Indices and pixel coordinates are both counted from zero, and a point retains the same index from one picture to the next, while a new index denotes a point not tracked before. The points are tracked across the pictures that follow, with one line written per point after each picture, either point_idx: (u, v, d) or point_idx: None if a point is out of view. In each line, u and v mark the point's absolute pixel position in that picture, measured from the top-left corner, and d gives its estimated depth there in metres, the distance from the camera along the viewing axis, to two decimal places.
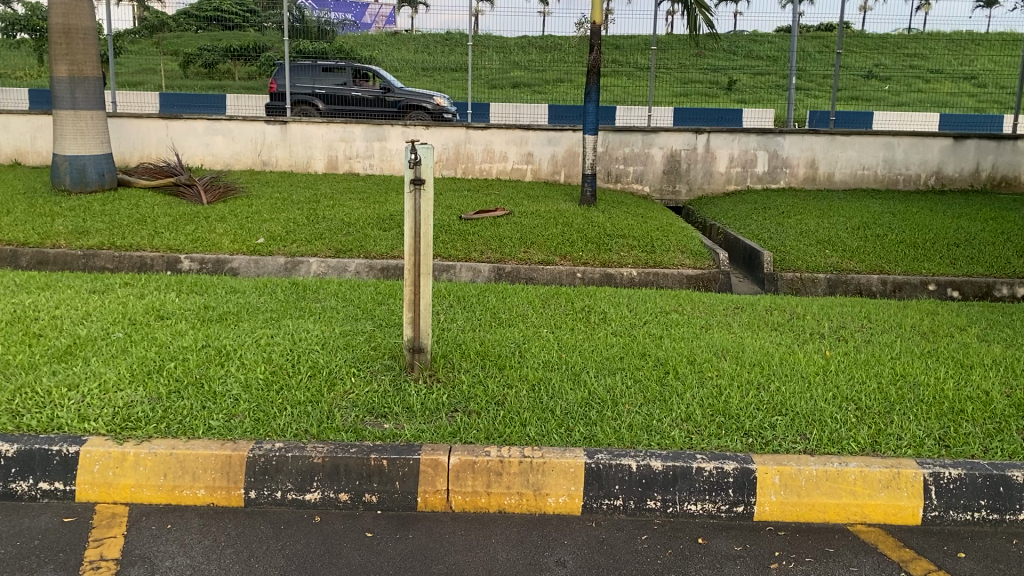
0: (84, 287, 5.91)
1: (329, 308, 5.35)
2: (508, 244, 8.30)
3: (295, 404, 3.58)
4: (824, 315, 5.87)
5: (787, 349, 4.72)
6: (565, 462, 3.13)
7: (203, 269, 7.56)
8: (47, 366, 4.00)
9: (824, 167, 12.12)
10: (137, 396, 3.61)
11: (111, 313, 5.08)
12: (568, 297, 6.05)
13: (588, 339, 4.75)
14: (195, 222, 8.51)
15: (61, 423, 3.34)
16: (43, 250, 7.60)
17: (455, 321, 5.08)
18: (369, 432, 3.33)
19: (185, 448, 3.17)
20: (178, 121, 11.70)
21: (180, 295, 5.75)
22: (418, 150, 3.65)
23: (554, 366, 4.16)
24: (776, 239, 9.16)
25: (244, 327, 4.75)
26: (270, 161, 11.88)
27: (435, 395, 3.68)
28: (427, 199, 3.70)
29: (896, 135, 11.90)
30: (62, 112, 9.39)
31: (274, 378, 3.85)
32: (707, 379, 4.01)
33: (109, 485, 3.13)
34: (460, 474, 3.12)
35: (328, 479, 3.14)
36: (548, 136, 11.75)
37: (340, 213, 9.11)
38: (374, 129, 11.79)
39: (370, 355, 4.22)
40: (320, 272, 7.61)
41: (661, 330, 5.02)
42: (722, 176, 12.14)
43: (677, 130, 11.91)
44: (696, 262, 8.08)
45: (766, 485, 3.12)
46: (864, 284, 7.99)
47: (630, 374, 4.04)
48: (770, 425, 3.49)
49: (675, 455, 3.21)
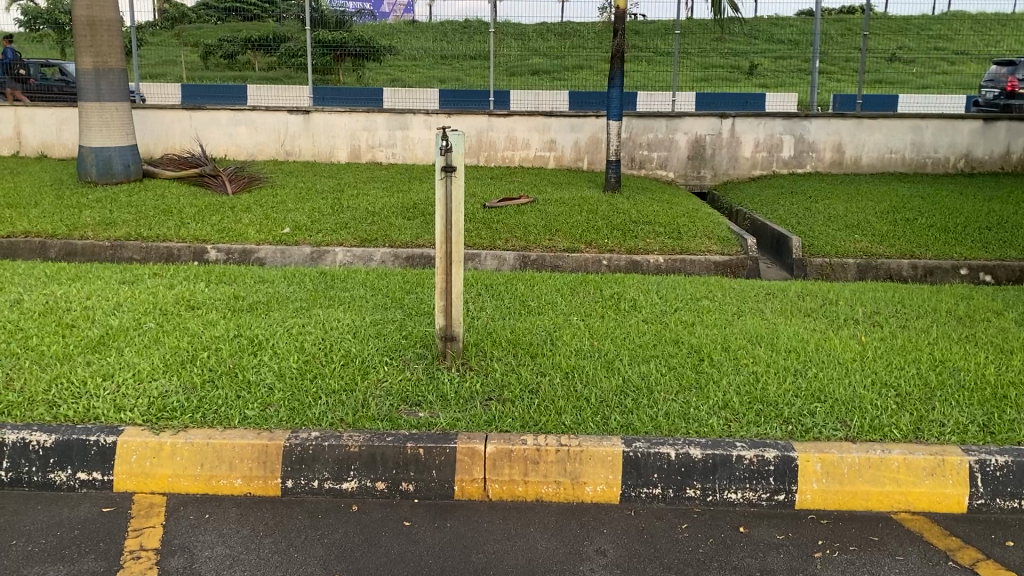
0: (113, 277, 5.94)
1: (358, 297, 5.35)
2: (533, 232, 8.26)
3: (330, 393, 3.56)
4: (857, 301, 5.78)
5: (822, 335, 4.66)
6: (603, 451, 3.09)
7: (229, 259, 7.58)
8: (81, 356, 4.01)
9: (851, 151, 11.96)
10: (171, 386, 3.61)
11: (142, 303, 5.10)
12: (596, 284, 6.01)
13: (619, 326, 4.71)
14: (221, 212, 8.54)
15: (98, 414, 3.34)
16: (71, 241, 7.65)
17: (484, 309, 5.05)
18: (404, 421, 3.31)
19: (221, 438, 3.17)
20: (202, 112, 11.71)
21: (209, 285, 5.77)
22: (448, 137, 3.61)
23: (587, 354, 4.12)
24: (803, 224, 9.05)
25: (275, 316, 4.75)
26: (293, 151, 11.88)
27: (468, 384, 3.65)
28: (458, 186, 3.67)
29: (925, 117, 11.73)
30: (88, 104, 9.43)
31: (307, 367, 3.84)
32: (743, 367, 3.96)
33: (147, 475, 3.14)
34: (497, 462, 3.09)
35: (364, 468, 3.12)
36: (571, 122, 11.67)
37: (365, 202, 9.10)
38: (397, 118, 11.75)
39: (402, 343, 4.20)
40: (346, 261, 7.60)
41: (692, 317, 4.98)
42: (747, 162, 12.02)
43: (701, 115, 11.80)
44: (724, 248, 8.03)
45: (808, 473, 3.07)
46: (894, 269, 7.90)
47: (664, 362, 4.00)
48: (809, 412, 3.45)
49: (714, 443, 3.16)
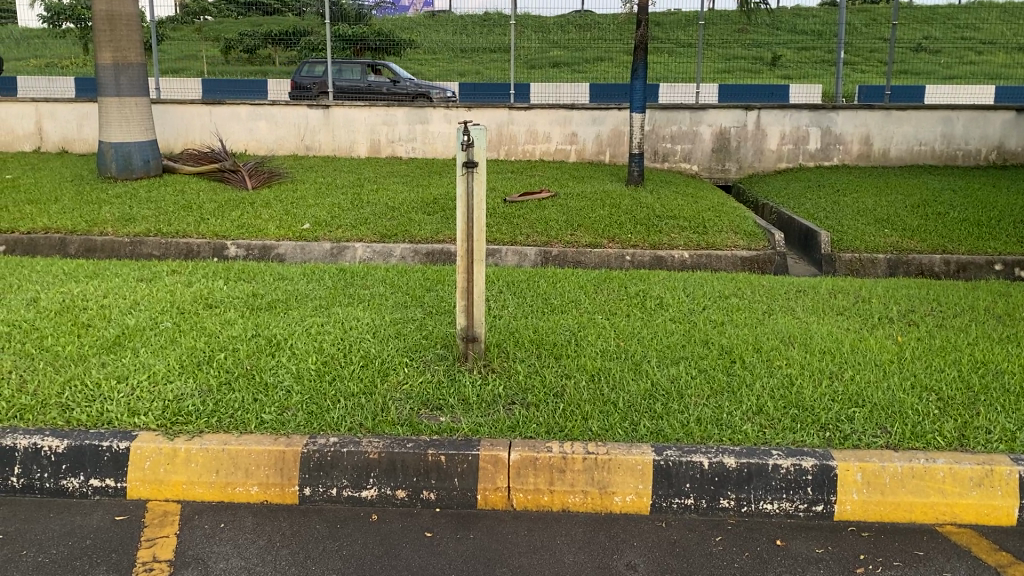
0: (131, 275, 5.88)
1: (378, 295, 5.24)
2: (554, 226, 8.13)
3: (348, 395, 3.46)
4: (892, 298, 5.60)
5: (856, 335, 4.51)
6: (632, 459, 2.97)
7: (249, 255, 7.50)
8: (96, 357, 3.94)
9: (879, 143, 11.72)
10: (187, 388, 3.52)
11: (159, 302, 5.03)
12: (620, 281, 5.87)
13: (645, 325, 4.58)
14: (240, 208, 8.48)
15: (111, 418, 3.26)
16: (90, 237, 7.61)
17: (506, 308, 4.93)
18: (425, 426, 3.19)
19: (237, 444, 3.07)
20: (222, 107, 11.66)
21: (228, 282, 5.69)
22: (470, 131, 3.49)
23: (613, 355, 4.00)
24: (832, 218, 8.84)
25: (293, 315, 4.66)
26: (313, 146, 11.80)
27: (491, 386, 3.53)
28: (480, 182, 3.56)
29: (955, 108, 11.46)
30: (108, 99, 9.40)
31: (326, 369, 3.74)
32: (776, 370, 3.82)
33: (161, 482, 3.05)
34: (522, 471, 2.97)
35: (384, 476, 3.01)
36: (592, 115, 11.51)
37: (385, 197, 9.01)
38: (416, 112, 11.64)
39: (421, 343, 4.09)
40: (365, 257, 7.51)
41: (721, 316, 4.84)
42: (772, 154, 11.81)
43: (726, 107, 11.60)
44: (751, 244, 7.88)
45: (848, 483, 2.92)
46: (926, 264, 7.71)
47: (694, 364, 3.87)
48: (847, 417, 3.30)
49: (749, 451, 3.02)
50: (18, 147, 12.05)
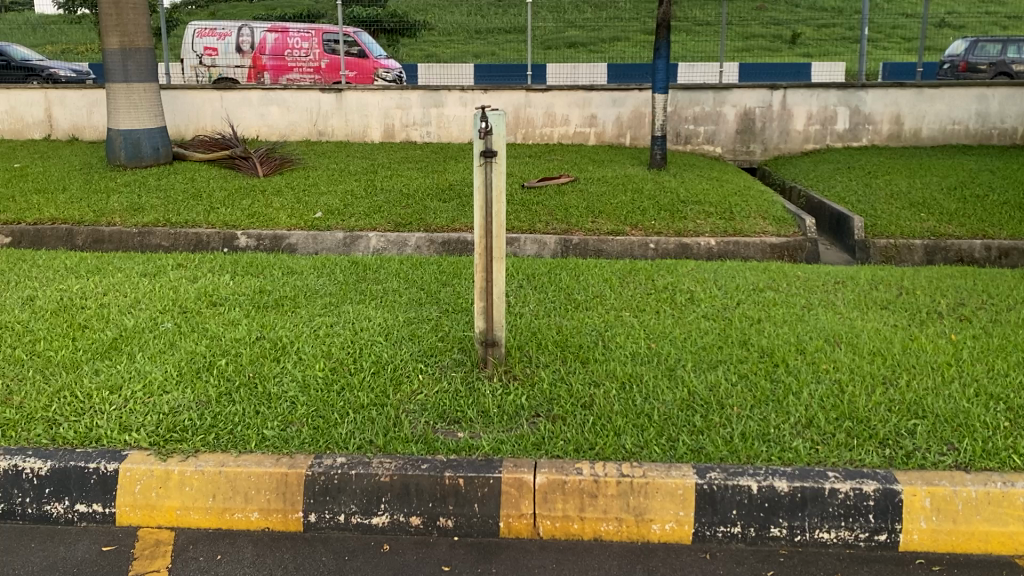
0: (135, 269, 5.63)
1: (390, 291, 4.94)
2: (575, 213, 7.81)
3: (358, 408, 3.17)
4: (936, 289, 5.26)
5: (905, 334, 4.19)
6: (672, 483, 2.67)
7: (260, 245, 7.23)
8: (90, 364, 3.67)
9: (911, 123, 11.28)
10: (184, 400, 3.26)
11: (160, 299, 4.76)
12: (647, 273, 5.55)
13: (678, 324, 4.26)
14: (250, 196, 8.20)
15: (100, 435, 2.99)
16: (98, 228, 7.37)
17: (527, 304, 4.63)
18: (441, 444, 2.89)
19: (235, 465, 2.80)
20: (232, 92, 11.33)
21: (234, 277, 5.41)
22: (488, 117, 3.19)
23: (644, 358, 3.68)
24: (864, 202, 8.46)
25: (302, 315, 4.37)
26: (326, 131, 11.48)
27: (513, 396, 3.24)
28: (499, 172, 3.26)
29: (990, 85, 11.04)
30: (115, 85, 9.14)
31: (335, 376, 3.45)
32: (824, 375, 3.52)
33: (153, 507, 2.78)
34: (549, 495, 2.68)
35: (397, 501, 2.73)
36: (613, 96, 11.13)
37: (399, 183, 8.72)
38: (430, 95, 11.30)
39: (437, 347, 3.79)
40: (379, 247, 7.22)
41: (759, 312, 4.52)
42: (799, 135, 11.40)
43: (751, 86, 11.19)
44: (780, 230, 7.54)
45: (915, 510, 2.62)
46: (965, 250, 7.34)
47: (733, 369, 3.56)
48: (908, 431, 2.99)
49: (802, 473, 2.72)
50: (27, 135, 11.81)
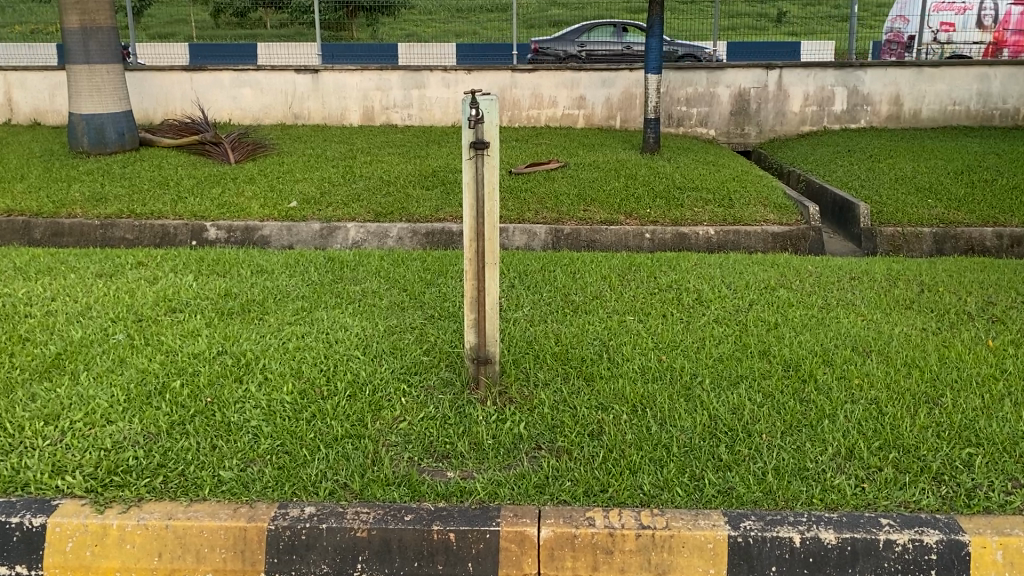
0: (91, 269, 5.16)
1: (369, 293, 4.51)
2: (566, 201, 7.38)
3: (330, 441, 2.75)
4: (960, 286, 4.91)
5: (938, 339, 3.81)
6: (700, 536, 2.28)
7: (231, 238, 6.77)
8: (26, 386, 3.22)
9: (909, 104, 10.92)
10: (130, 432, 2.83)
11: (114, 305, 4.31)
12: (648, 269, 5.15)
13: (687, 330, 3.86)
14: (221, 184, 7.73)
15: (26, 480, 2.55)
16: (57, 220, 6.87)
17: (520, 308, 4.22)
18: (429, 487, 2.48)
19: (185, 517, 2.38)
20: (203, 73, 10.78)
21: (199, 278, 4.95)
22: (479, 103, 2.78)
23: (655, 374, 3.28)
24: (868, 187, 8.08)
25: (269, 324, 3.93)
26: (302, 114, 10.96)
27: (509, 424, 2.83)
28: (492, 166, 2.85)
29: (992, 65, 10.70)
30: (76, 67, 8.59)
31: (305, 402, 3.02)
32: (858, 392, 3.13)
33: (88, 569, 2.37)
34: (556, 552, 2.29)
35: (376, 560, 2.32)
36: (602, 77, 10.68)
37: (379, 170, 8.26)
38: (412, 75, 10.81)
39: (421, 363, 3.37)
40: (358, 239, 6.77)
41: (774, 315, 4.14)
42: (795, 117, 10.99)
43: (745, 66, 10.77)
44: (781, 217, 7.14)
45: (983, 564, 2.28)
46: (976, 238, 7.00)
47: (757, 387, 3.16)
48: (966, 463, 2.62)
49: (851, 520, 2.35)
50: None
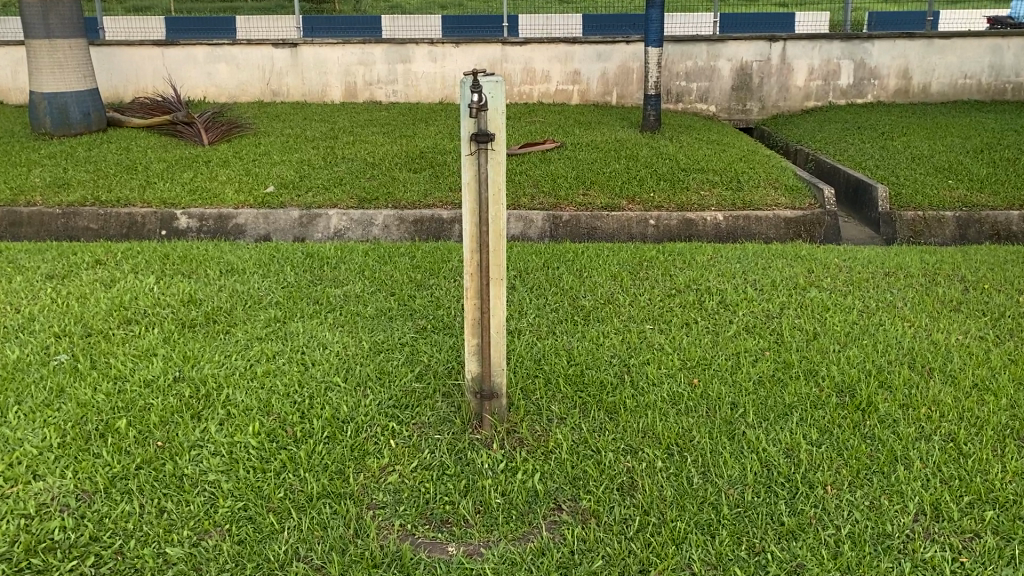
0: (41, 268, 4.62)
1: (353, 298, 4.00)
2: (563, 183, 6.86)
3: (303, 504, 2.25)
4: (1009, 281, 4.43)
5: (1005, 352, 3.33)
6: None
7: (202, 227, 6.21)
8: None
9: (919, 77, 10.42)
10: (60, 492, 2.31)
11: (61, 316, 3.77)
12: (662, 266, 4.64)
13: (716, 343, 3.37)
14: (192, 168, 7.15)
15: None
16: (13, 209, 6.29)
17: (524, 316, 3.72)
18: (425, 570, 2.00)
19: None
20: (175, 48, 10.13)
21: (161, 279, 4.41)
22: (482, 86, 2.26)
23: (689, 403, 2.79)
24: (884, 167, 7.60)
25: (236, 340, 3.41)
26: (281, 90, 10.35)
27: (522, 478, 2.34)
28: (497, 164, 2.33)
29: (1006, 36, 10.21)
30: (36, 42, 7.92)
31: (273, 448, 2.51)
32: (929, 425, 2.66)
33: None
34: None
35: None
36: (596, 50, 10.10)
37: (362, 151, 7.70)
38: (396, 49, 10.21)
39: (412, 394, 2.87)
40: (340, 227, 6.22)
41: (811, 322, 3.66)
42: (800, 91, 10.47)
43: (748, 38, 10.21)
44: (794, 200, 6.63)
45: None
46: (1002, 222, 6.53)
47: (810, 421, 2.67)
48: None
49: None
50: None
